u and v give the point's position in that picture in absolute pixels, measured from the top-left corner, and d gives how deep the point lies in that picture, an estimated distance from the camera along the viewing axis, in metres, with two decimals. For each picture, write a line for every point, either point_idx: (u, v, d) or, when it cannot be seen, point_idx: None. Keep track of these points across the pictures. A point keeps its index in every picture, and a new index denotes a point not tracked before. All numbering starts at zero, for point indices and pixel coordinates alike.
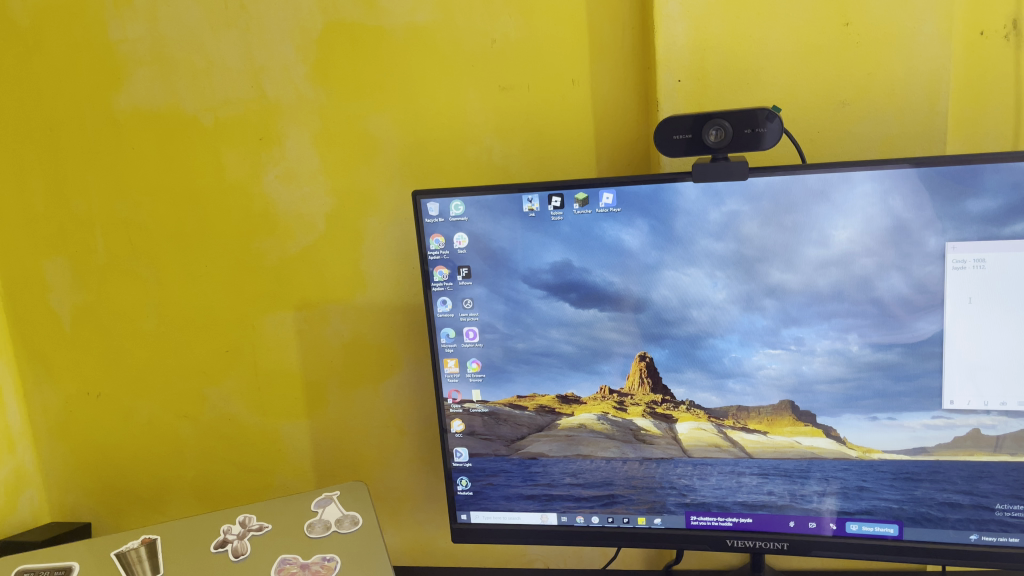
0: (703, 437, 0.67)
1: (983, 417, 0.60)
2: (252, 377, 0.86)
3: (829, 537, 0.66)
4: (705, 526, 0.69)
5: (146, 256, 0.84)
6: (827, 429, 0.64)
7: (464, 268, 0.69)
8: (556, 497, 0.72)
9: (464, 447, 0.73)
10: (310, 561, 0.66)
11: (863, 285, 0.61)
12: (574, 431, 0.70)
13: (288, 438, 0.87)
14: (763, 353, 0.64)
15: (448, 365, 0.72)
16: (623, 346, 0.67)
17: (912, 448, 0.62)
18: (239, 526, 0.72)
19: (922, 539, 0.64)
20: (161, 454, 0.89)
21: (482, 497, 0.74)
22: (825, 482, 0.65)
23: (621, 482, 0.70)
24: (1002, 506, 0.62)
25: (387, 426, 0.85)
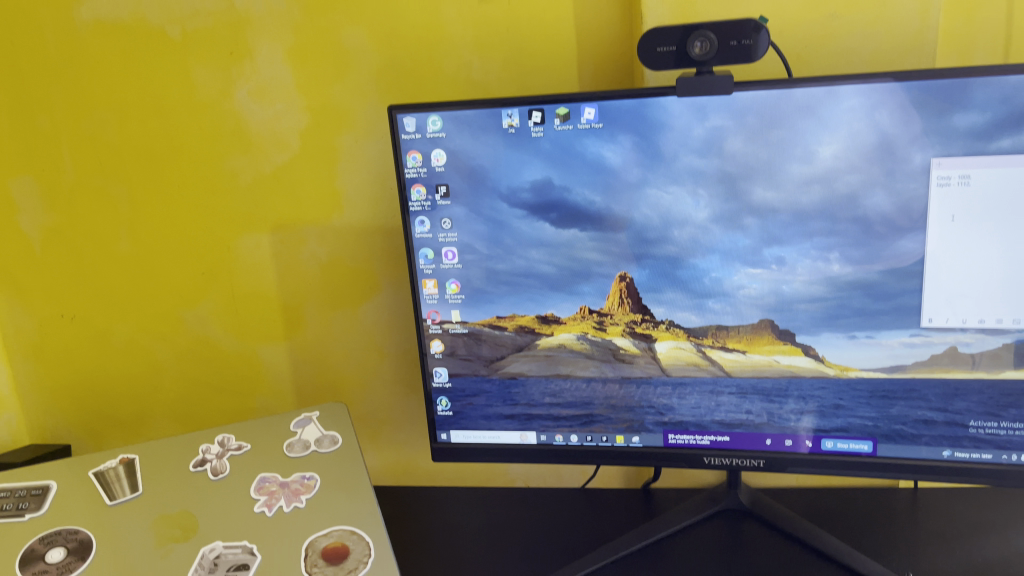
0: (681, 356, 0.67)
1: (961, 335, 0.61)
2: (229, 300, 0.85)
3: (805, 454, 0.67)
4: (683, 445, 0.70)
5: (116, 176, 0.82)
6: (806, 348, 0.64)
7: (443, 187, 0.67)
8: (535, 417, 0.72)
9: (444, 368, 0.73)
10: (289, 480, 0.67)
11: (847, 202, 0.60)
12: (553, 351, 0.70)
13: (266, 361, 0.86)
14: (744, 273, 0.63)
15: (427, 286, 0.70)
16: (603, 266, 0.66)
17: (889, 366, 0.63)
18: (218, 446, 0.72)
19: (896, 456, 0.65)
20: (140, 378, 0.88)
21: (462, 417, 0.74)
22: (803, 401, 0.66)
23: (600, 401, 0.70)
24: (976, 423, 0.63)
25: (366, 348, 0.85)
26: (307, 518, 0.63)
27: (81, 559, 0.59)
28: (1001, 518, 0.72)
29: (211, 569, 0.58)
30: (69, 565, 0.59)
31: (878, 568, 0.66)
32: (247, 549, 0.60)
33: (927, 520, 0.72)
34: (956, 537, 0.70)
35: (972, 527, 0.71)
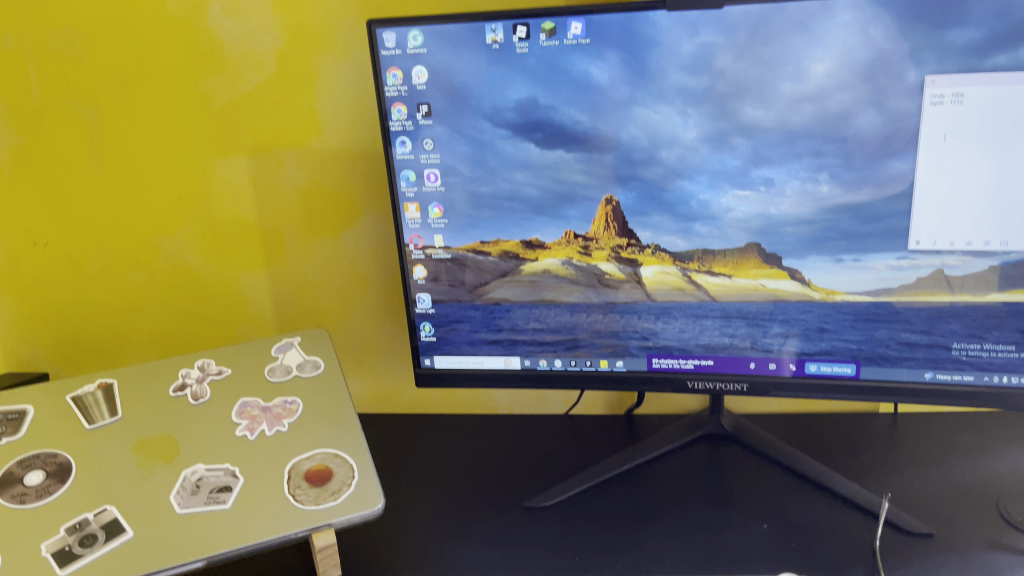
0: (667, 281, 0.66)
1: (948, 257, 0.60)
2: (206, 225, 0.83)
3: (788, 377, 0.67)
4: (667, 369, 0.70)
5: (85, 96, 0.79)
6: (792, 272, 0.64)
7: (424, 106, 0.65)
8: (519, 342, 0.72)
9: (427, 294, 0.71)
10: (271, 404, 0.67)
11: (837, 122, 0.59)
12: (538, 276, 0.69)
13: (246, 288, 0.85)
14: (731, 195, 0.62)
15: (409, 210, 0.68)
16: (589, 189, 0.65)
17: (875, 290, 0.63)
18: (198, 370, 0.71)
19: (879, 378, 0.65)
20: (116, 305, 0.87)
21: (445, 343, 0.73)
22: (787, 325, 0.66)
23: (584, 326, 0.70)
24: (959, 346, 0.63)
25: (347, 276, 0.84)
26: (290, 442, 0.63)
27: (61, 482, 0.59)
28: (980, 441, 0.72)
29: (194, 491, 0.58)
30: (49, 488, 0.58)
31: (856, 488, 0.67)
32: (230, 471, 0.60)
33: (907, 444, 0.73)
34: (935, 459, 0.71)
35: (950, 450, 0.72)
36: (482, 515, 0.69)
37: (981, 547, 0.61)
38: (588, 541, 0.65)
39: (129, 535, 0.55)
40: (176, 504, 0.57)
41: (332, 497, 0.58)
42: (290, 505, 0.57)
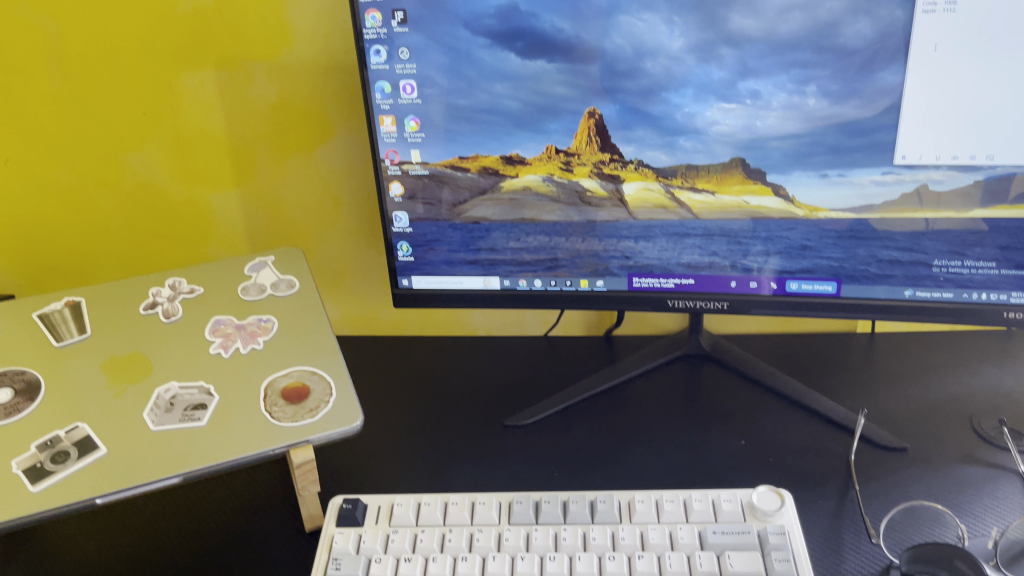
0: (649, 198, 0.65)
1: (933, 172, 0.59)
2: (174, 142, 0.80)
3: (768, 296, 0.67)
4: (648, 288, 0.69)
5: (38, 2, 0.73)
6: (776, 188, 0.63)
7: (400, 12, 0.61)
8: (499, 262, 0.71)
9: (404, 212, 0.70)
10: (245, 322, 0.65)
11: (827, 31, 0.56)
12: (518, 194, 0.67)
13: (217, 207, 0.83)
14: (717, 109, 0.61)
15: (385, 124, 0.66)
16: (571, 101, 0.63)
17: (859, 206, 0.62)
18: (168, 289, 0.69)
19: (859, 297, 0.66)
20: (83, 224, 0.84)
21: (424, 263, 0.72)
22: (769, 243, 0.65)
23: (565, 246, 0.69)
24: (940, 263, 0.63)
25: (321, 195, 0.82)
26: (266, 360, 0.62)
27: (30, 399, 0.57)
28: (955, 360, 0.73)
29: (168, 409, 0.57)
30: (18, 405, 0.57)
31: (832, 405, 0.68)
32: (204, 389, 0.59)
33: (883, 363, 0.74)
34: (910, 377, 0.71)
35: (926, 368, 0.72)
36: (462, 433, 0.69)
37: (954, 461, 0.62)
38: (568, 457, 0.65)
39: (101, 452, 0.53)
40: (150, 422, 0.56)
41: (310, 414, 0.57)
42: (267, 422, 0.56)
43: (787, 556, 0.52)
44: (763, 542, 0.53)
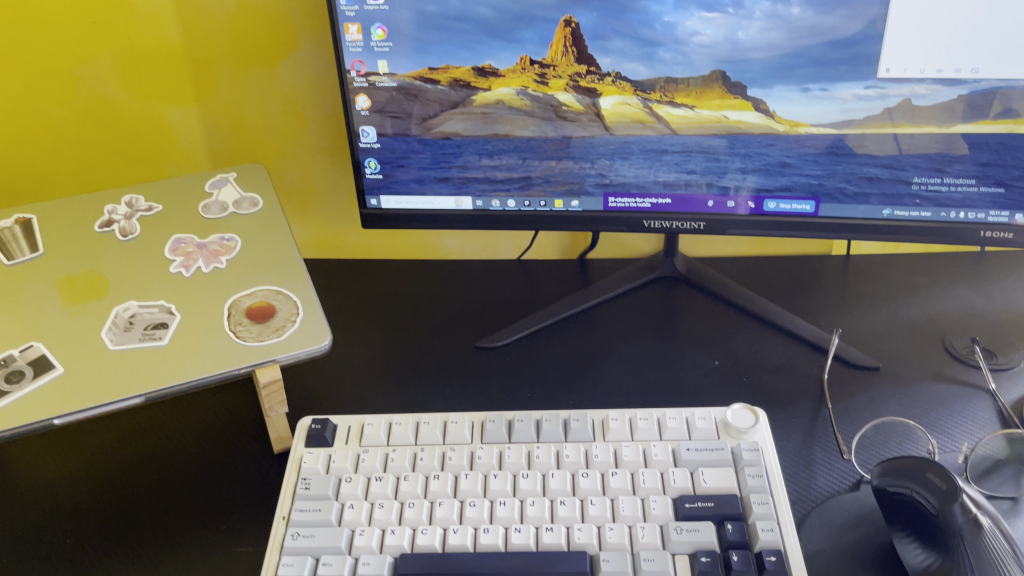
0: (627, 113, 0.63)
1: (917, 86, 0.58)
2: (127, 53, 0.74)
3: (745, 215, 0.66)
4: (623, 208, 0.68)
5: None
6: (757, 103, 0.61)
7: None
8: (471, 181, 0.68)
9: (372, 127, 0.67)
10: (207, 241, 0.63)
11: None
12: (491, 109, 0.64)
13: (176, 123, 0.79)
14: (698, 19, 0.58)
15: (350, 32, 0.62)
16: (547, 9, 0.59)
17: (841, 122, 0.60)
18: (125, 207, 0.66)
19: (837, 217, 0.65)
20: (32, 140, 0.79)
21: (392, 181, 0.69)
22: (748, 161, 0.64)
23: (539, 164, 0.67)
24: (919, 181, 0.62)
25: (285, 111, 0.78)
26: (230, 279, 0.60)
27: None
28: (928, 281, 0.73)
29: (127, 328, 0.55)
30: None
31: (806, 326, 0.68)
32: (165, 308, 0.57)
33: (858, 284, 0.73)
34: (884, 298, 0.71)
35: (900, 289, 0.72)
36: (435, 355, 0.68)
37: (924, 379, 0.62)
38: (541, 378, 0.65)
39: (58, 371, 0.51)
40: (108, 341, 0.54)
41: (276, 333, 0.56)
42: (232, 342, 0.55)
43: (761, 471, 0.52)
44: (737, 459, 0.53)
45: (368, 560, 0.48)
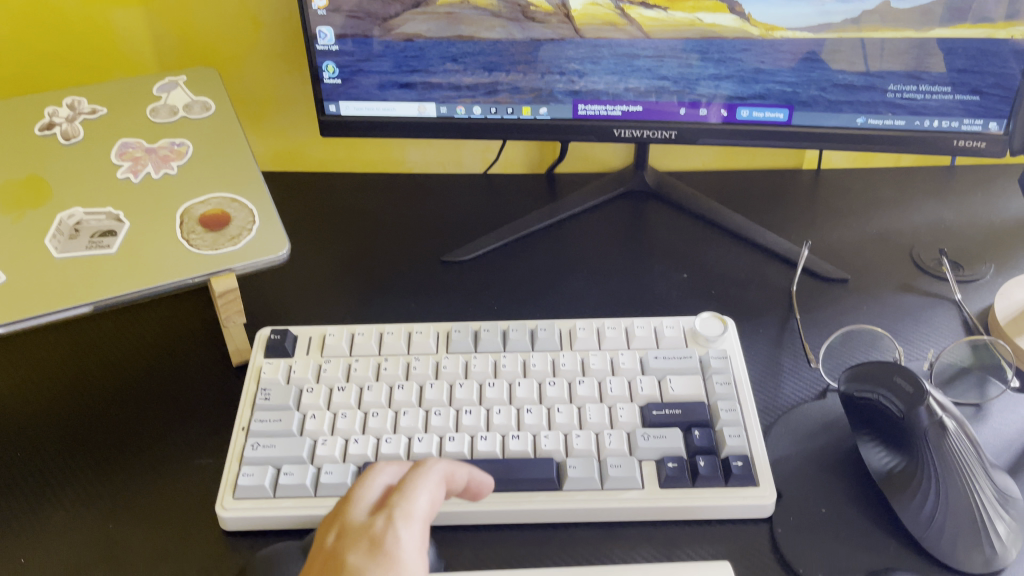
0: (597, 15, 0.60)
1: None
2: None
3: (717, 124, 0.65)
4: (593, 116, 0.66)
5: None
6: (732, 6, 0.58)
7: None
8: (435, 87, 0.65)
9: (329, 27, 0.63)
10: (156, 146, 0.60)
11: None
12: (455, 9, 0.61)
13: (120, 27, 0.74)
14: None
15: None
16: None
17: (818, 26, 0.58)
18: (66, 109, 0.63)
19: (810, 125, 0.63)
20: None
21: (352, 87, 0.66)
22: (722, 67, 0.62)
23: (507, 68, 0.64)
24: (895, 88, 0.60)
25: (237, 14, 0.73)
26: (182, 186, 0.57)
27: None
28: (899, 195, 0.72)
29: (73, 236, 0.53)
30: None
31: (776, 239, 0.67)
32: (113, 216, 0.54)
33: (828, 199, 0.72)
34: (854, 212, 0.70)
35: (870, 203, 0.71)
36: (399, 269, 0.66)
37: (891, 292, 0.62)
38: (509, 291, 0.63)
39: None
40: (52, 249, 0.52)
41: (231, 242, 0.53)
42: (185, 251, 0.53)
43: (729, 379, 0.51)
44: (704, 367, 0.53)
45: (331, 470, 0.47)
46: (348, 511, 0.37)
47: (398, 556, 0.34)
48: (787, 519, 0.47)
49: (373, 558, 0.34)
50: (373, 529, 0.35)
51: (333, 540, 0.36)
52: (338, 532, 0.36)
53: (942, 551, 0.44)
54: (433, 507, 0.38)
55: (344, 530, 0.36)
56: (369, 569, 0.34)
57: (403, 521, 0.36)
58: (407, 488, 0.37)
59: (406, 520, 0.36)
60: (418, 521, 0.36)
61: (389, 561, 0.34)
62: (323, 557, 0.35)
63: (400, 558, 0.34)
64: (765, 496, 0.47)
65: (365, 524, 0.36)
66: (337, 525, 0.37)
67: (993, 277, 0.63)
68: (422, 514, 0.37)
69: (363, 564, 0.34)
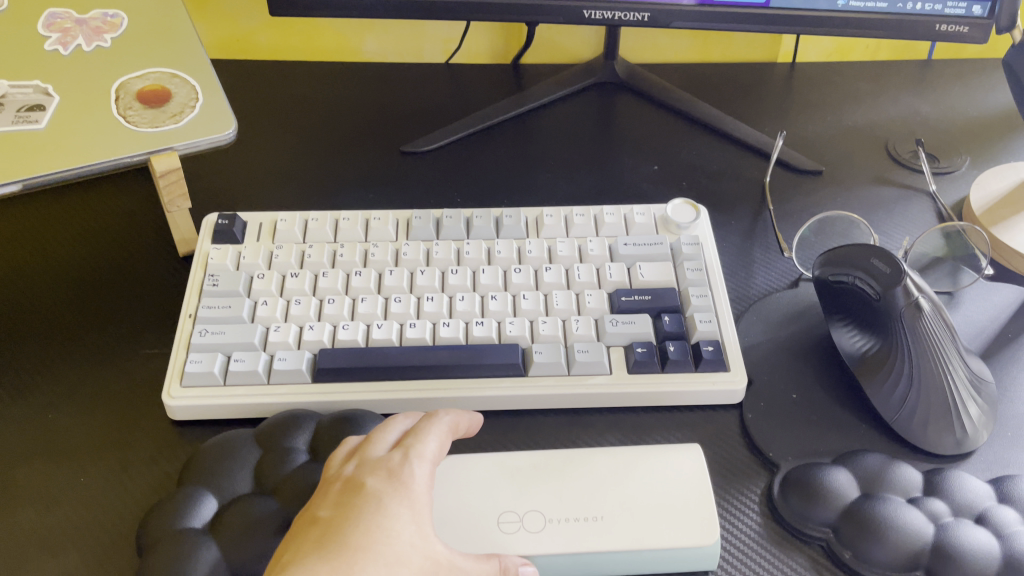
0: None
1: None
2: None
3: (692, 7, 0.61)
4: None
5: None
6: None
7: None
8: None
9: None
10: (88, 18, 0.55)
11: None
12: None
13: None
14: None
15: None
16: None
17: None
18: None
19: (789, 8, 0.60)
20: None
21: None
22: None
23: None
24: None
25: None
26: (118, 61, 0.53)
27: None
28: (875, 88, 0.70)
29: None
30: None
31: (749, 131, 0.65)
32: (42, 90, 0.50)
33: (803, 92, 0.70)
34: (829, 105, 0.68)
35: (845, 96, 0.69)
36: (356, 158, 0.63)
37: (866, 183, 0.61)
38: (474, 182, 0.61)
39: None
40: None
41: (172, 119, 0.50)
42: (121, 126, 0.49)
43: (700, 266, 0.50)
44: (675, 254, 0.51)
45: (285, 356, 0.45)
46: (368, 446, 0.39)
47: (412, 487, 0.36)
48: (757, 405, 0.46)
49: (389, 485, 0.36)
50: (390, 462, 0.37)
51: (352, 469, 0.38)
52: (357, 461, 0.38)
53: (912, 432, 0.43)
54: (444, 452, 0.39)
55: (362, 461, 0.38)
56: (385, 493, 0.36)
57: (418, 458, 0.37)
58: (422, 431, 0.39)
59: (420, 459, 0.37)
60: (432, 461, 0.38)
61: (403, 489, 0.36)
62: (342, 483, 0.37)
63: (413, 489, 0.36)
64: (736, 382, 0.45)
65: (382, 457, 0.38)
66: (357, 456, 0.38)
67: (968, 169, 0.61)
68: (436, 456, 0.38)
69: (379, 488, 0.36)
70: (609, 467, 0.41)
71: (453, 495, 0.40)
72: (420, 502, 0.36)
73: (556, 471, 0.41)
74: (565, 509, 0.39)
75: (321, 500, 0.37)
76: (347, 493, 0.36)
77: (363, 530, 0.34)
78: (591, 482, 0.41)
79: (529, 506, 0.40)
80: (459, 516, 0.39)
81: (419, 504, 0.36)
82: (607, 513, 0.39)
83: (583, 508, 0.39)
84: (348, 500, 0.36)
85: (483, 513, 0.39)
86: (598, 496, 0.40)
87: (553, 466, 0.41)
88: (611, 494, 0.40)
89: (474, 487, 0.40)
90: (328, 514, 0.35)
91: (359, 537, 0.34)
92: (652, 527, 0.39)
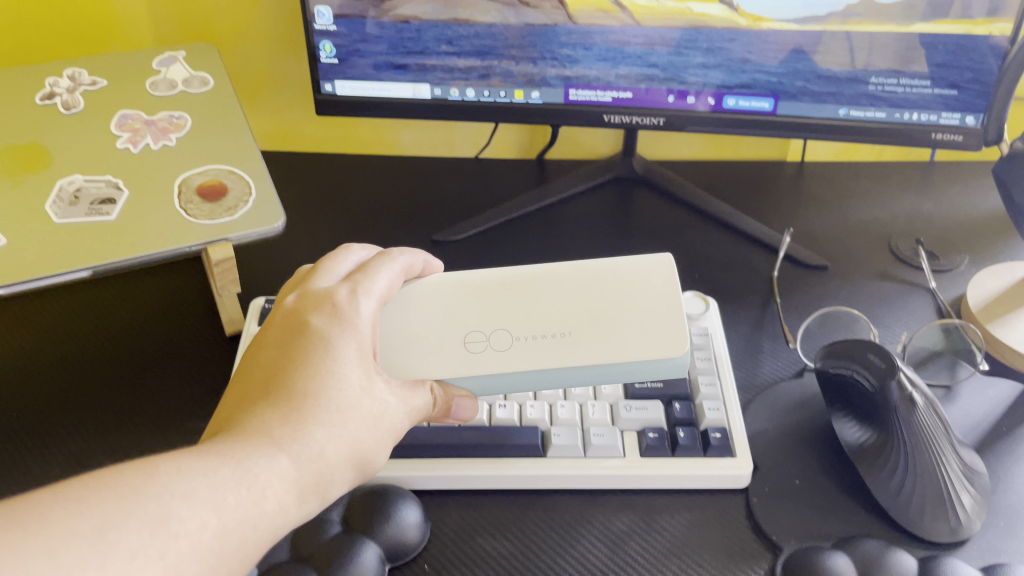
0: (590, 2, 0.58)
1: None
2: None
3: (705, 112, 0.64)
4: (584, 102, 0.65)
5: None
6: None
7: None
8: (430, 68, 0.64)
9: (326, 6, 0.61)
10: (155, 119, 0.62)
11: None
12: None
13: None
14: None
15: None
16: None
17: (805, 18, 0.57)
18: (67, 80, 0.65)
19: (796, 116, 0.63)
20: None
21: (348, 66, 0.64)
22: (710, 56, 0.60)
23: (500, 52, 0.62)
24: (877, 81, 0.59)
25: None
26: (181, 159, 0.59)
27: None
28: (880, 187, 0.74)
29: (72, 202, 0.54)
30: None
31: (759, 227, 0.69)
32: (113, 184, 0.56)
33: (810, 190, 0.74)
34: (836, 202, 0.73)
35: (851, 194, 0.73)
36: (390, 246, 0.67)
37: (869, 279, 0.64)
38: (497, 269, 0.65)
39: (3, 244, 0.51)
40: (53, 214, 0.53)
41: (227, 212, 0.55)
42: (181, 219, 0.54)
43: (709, 355, 0.53)
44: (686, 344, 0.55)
45: None
46: (313, 281, 0.43)
47: (356, 323, 0.40)
48: (762, 489, 0.49)
49: (333, 321, 0.40)
50: (334, 297, 0.41)
51: (294, 304, 0.42)
52: (300, 295, 0.42)
53: (910, 521, 0.46)
54: (387, 292, 0.44)
55: (306, 294, 0.42)
56: (330, 331, 0.39)
57: (362, 295, 0.42)
58: (370, 271, 0.44)
59: (365, 296, 0.42)
60: (375, 299, 0.43)
61: (347, 325, 0.40)
62: (285, 317, 0.41)
63: (358, 325, 0.40)
64: (741, 467, 0.48)
65: (326, 293, 0.42)
66: (301, 291, 0.42)
67: (967, 267, 0.65)
68: (379, 295, 0.43)
69: (324, 326, 0.40)
70: (573, 278, 0.47)
71: (425, 317, 0.46)
72: (363, 338, 0.40)
73: (522, 290, 0.46)
74: (532, 327, 0.45)
75: (266, 334, 0.41)
76: (291, 330, 0.40)
77: (310, 370, 0.38)
78: (557, 293, 0.46)
79: (495, 327, 0.45)
80: (428, 339, 0.45)
81: (361, 338, 0.40)
82: (573, 329, 0.45)
83: (552, 326, 0.45)
84: (293, 338, 0.39)
85: (453, 333, 0.45)
86: (565, 313, 0.45)
87: (517, 285, 0.47)
88: (575, 310, 0.45)
89: (442, 308, 0.46)
90: (274, 354, 0.39)
91: (309, 382, 0.37)
92: (626, 343, 0.44)
